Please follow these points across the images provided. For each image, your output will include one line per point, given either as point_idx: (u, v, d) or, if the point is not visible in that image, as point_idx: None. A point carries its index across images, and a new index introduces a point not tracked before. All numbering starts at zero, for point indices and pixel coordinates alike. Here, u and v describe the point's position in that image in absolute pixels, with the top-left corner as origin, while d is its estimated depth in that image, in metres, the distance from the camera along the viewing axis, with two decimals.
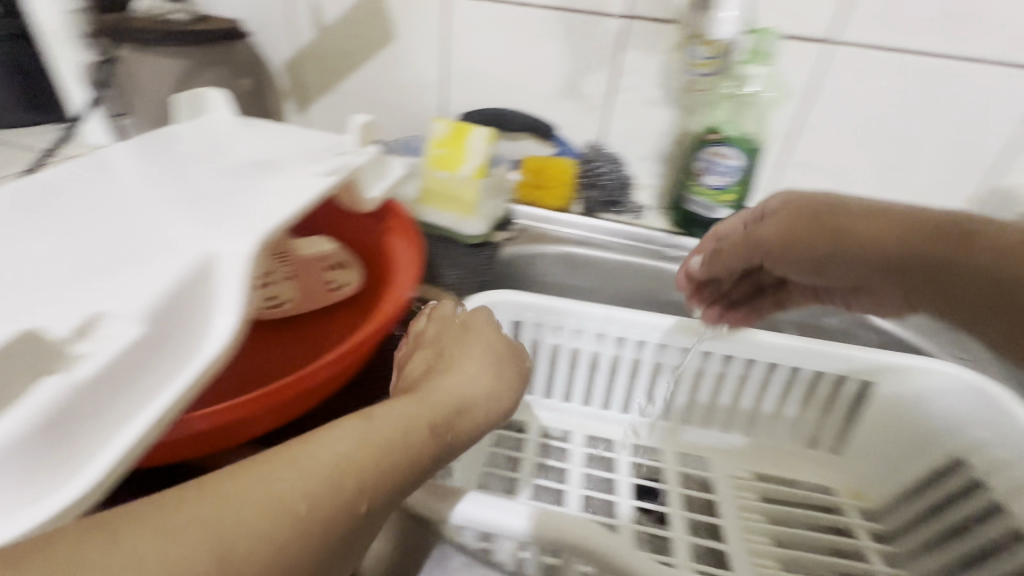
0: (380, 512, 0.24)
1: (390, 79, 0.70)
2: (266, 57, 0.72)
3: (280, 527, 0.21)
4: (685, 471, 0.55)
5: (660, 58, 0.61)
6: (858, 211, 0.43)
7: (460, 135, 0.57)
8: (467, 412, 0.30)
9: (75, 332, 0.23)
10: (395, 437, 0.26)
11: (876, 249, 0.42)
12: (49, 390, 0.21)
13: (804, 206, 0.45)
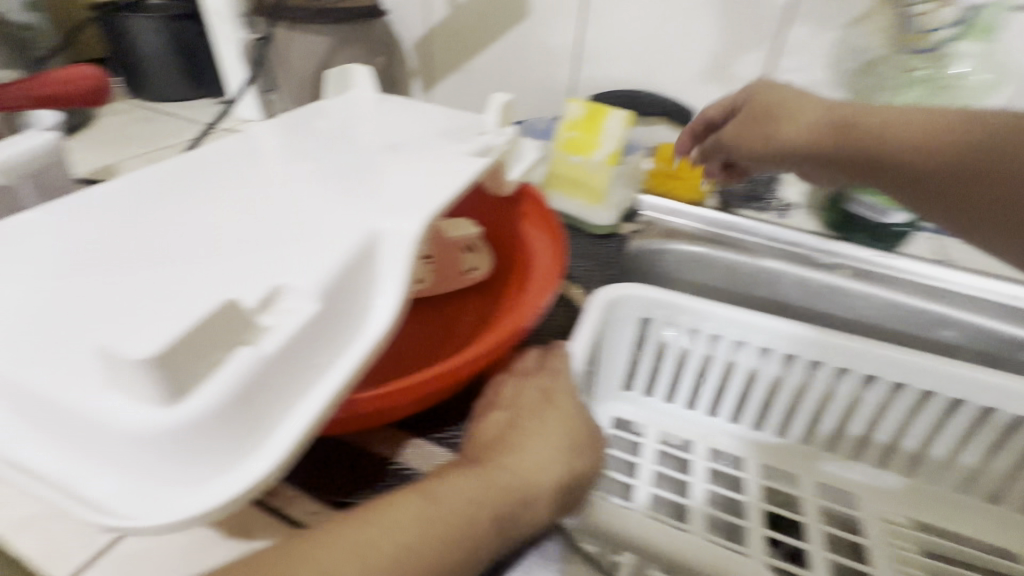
0: None
1: (520, 58, 0.68)
2: (398, 36, 0.73)
3: None
4: (828, 506, 0.48)
5: (833, 36, 0.53)
6: (792, 98, 0.46)
7: (597, 118, 0.53)
8: (525, 517, 0.27)
9: (259, 303, 0.22)
10: (451, 547, 0.24)
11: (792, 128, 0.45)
12: (242, 362, 0.20)
13: (779, 94, 0.47)
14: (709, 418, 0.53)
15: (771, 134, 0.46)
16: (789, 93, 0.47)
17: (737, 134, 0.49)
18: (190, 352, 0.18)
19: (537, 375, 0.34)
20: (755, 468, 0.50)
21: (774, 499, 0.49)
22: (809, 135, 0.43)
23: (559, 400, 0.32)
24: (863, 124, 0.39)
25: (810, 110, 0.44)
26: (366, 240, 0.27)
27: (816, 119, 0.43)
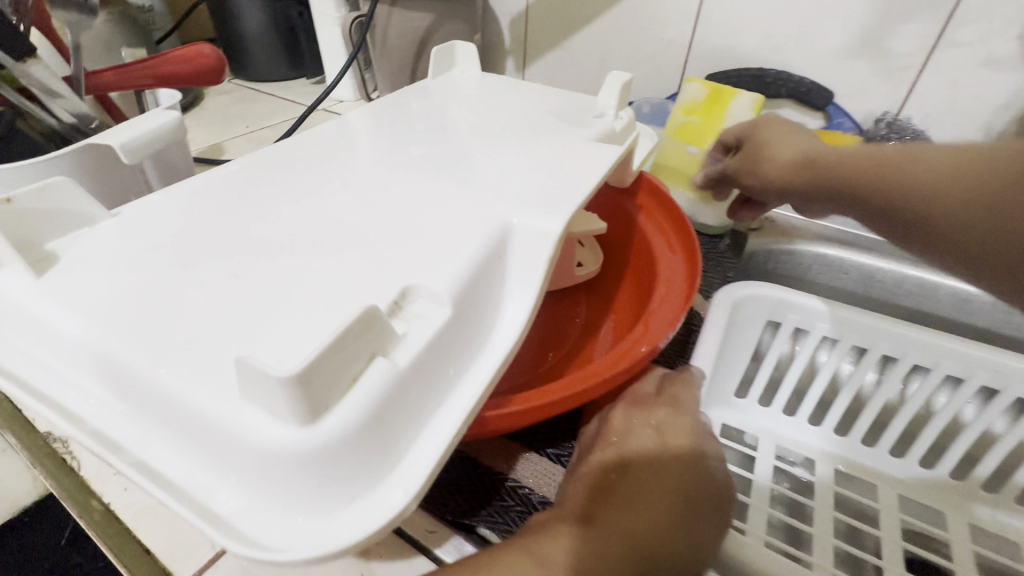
0: None
1: (626, 34, 0.62)
2: (495, 12, 0.70)
3: None
4: (984, 554, 0.40)
5: None
6: (791, 130, 0.38)
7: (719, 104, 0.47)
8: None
9: (390, 307, 0.19)
10: None
11: (761, 164, 0.38)
12: (377, 377, 0.17)
13: (777, 122, 0.39)
14: (838, 439, 0.46)
15: (761, 171, 0.38)
16: (776, 122, 0.39)
17: (736, 165, 0.40)
18: (328, 370, 0.16)
19: (651, 408, 0.30)
20: (891, 498, 0.43)
21: (913, 539, 0.42)
22: (791, 180, 0.36)
23: (677, 440, 0.28)
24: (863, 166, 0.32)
25: (778, 147, 0.37)
26: (499, 234, 0.23)
27: (811, 157, 0.35)
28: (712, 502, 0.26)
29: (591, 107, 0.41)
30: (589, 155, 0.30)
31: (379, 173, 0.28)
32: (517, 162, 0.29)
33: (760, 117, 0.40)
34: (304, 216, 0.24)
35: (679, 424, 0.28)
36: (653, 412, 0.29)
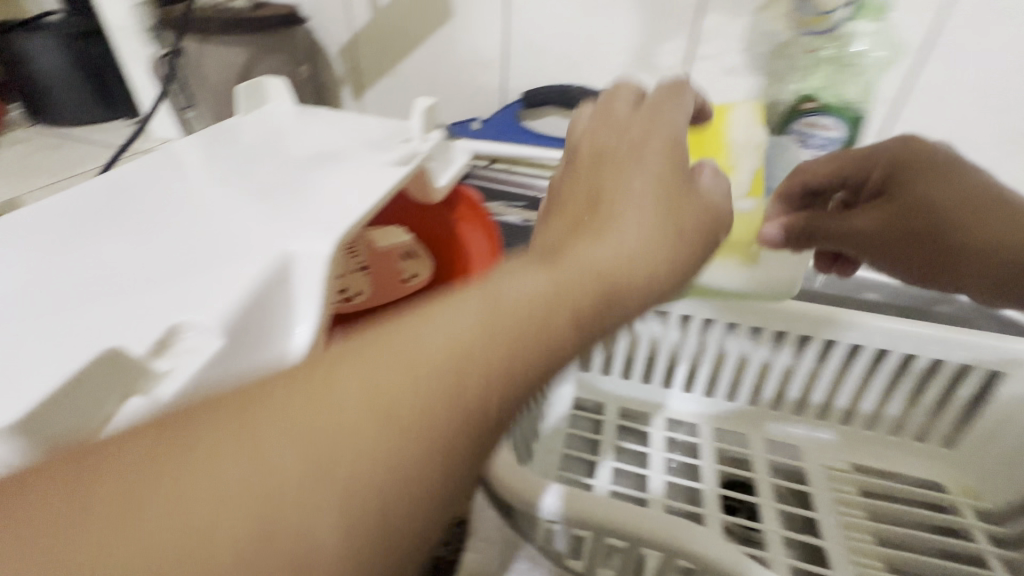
0: (508, 415, 0.19)
1: (448, 59, 0.67)
2: (322, 43, 0.71)
3: (379, 431, 0.16)
4: (775, 461, 0.50)
5: (746, 19, 0.55)
6: (938, 164, 0.44)
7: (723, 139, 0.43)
8: (620, 317, 0.23)
9: (154, 347, 0.20)
10: (534, 349, 0.20)
11: (886, 214, 0.46)
12: (130, 413, 0.19)
13: (924, 156, 0.45)
14: (665, 391, 0.54)
15: (895, 224, 0.46)
16: (924, 162, 0.45)
17: (874, 219, 0.47)
18: (66, 412, 0.18)
19: (625, 125, 0.30)
20: (707, 431, 0.52)
21: (728, 461, 0.51)
22: (936, 210, 0.44)
23: (654, 148, 0.28)
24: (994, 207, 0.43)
25: (933, 196, 0.44)
26: (279, 262, 0.25)
27: (964, 214, 0.43)
28: (693, 210, 0.27)
29: (398, 133, 0.45)
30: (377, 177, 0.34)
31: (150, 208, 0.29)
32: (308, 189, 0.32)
33: (906, 144, 0.45)
34: (75, 271, 0.24)
35: (652, 146, 0.28)
36: (631, 127, 0.30)
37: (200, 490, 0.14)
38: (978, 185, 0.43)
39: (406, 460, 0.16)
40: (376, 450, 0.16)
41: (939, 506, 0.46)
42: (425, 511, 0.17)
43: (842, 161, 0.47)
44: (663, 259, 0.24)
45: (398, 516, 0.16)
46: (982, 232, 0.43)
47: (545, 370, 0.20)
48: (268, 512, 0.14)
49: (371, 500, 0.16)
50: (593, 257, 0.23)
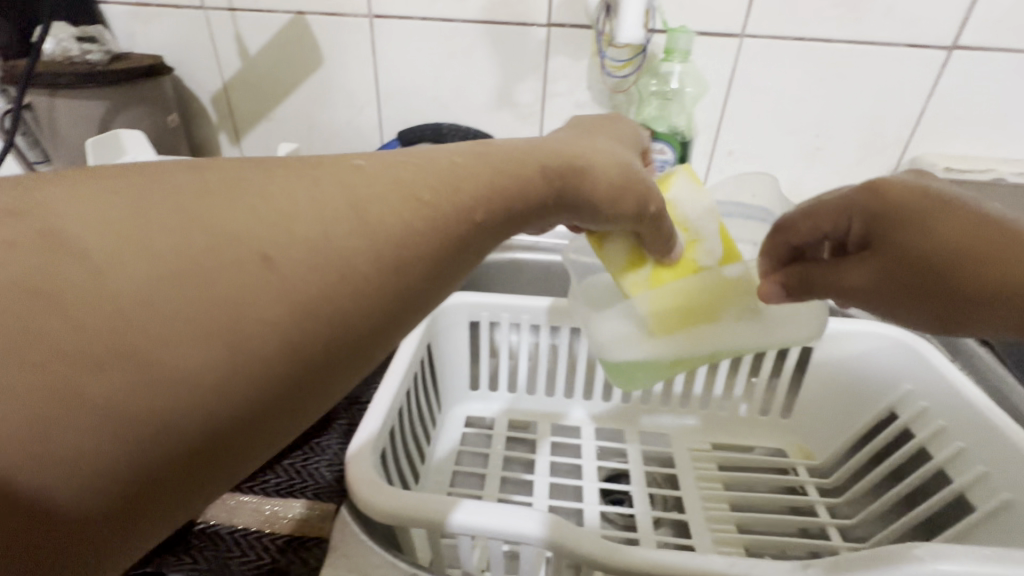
0: (491, 230, 0.24)
1: (324, 102, 0.70)
2: (193, 91, 0.71)
3: (407, 199, 0.21)
4: (647, 450, 0.55)
5: (586, 62, 0.63)
6: (939, 197, 0.32)
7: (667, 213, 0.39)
8: (583, 190, 0.29)
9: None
10: (510, 184, 0.25)
11: (882, 268, 0.34)
12: None
13: (912, 191, 0.33)
14: (548, 399, 0.58)
15: (899, 276, 0.33)
16: (914, 195, 0.33)
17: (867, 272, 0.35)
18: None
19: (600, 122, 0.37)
20: (589, 431, 0.57)
21: (608, 455, 0.56)
22: (959, 251, 0.30)
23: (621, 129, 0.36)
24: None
25: (941, 233, 0.31)
26: None
27: (1001, 251, 0.29)
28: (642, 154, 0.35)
29: None
30: None
31: None
32: None
33: (874, 191, 0.34)
34: None
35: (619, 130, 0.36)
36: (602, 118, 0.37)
37: (283, 202, 0.18)
38: (1006, 216, 0.30)
39: (346, 243, 0.18)
40: (324, 231, 0.18)
41: (783, 469, 0.53)
42: (432, 272, 0.21)
43: (801, 223, 0.39)
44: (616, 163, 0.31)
45: (419, 262, 0.20)
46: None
47: (479, 221, 0.23)
48: (267, 228, 0.17)
49: (400, 239, 0.20)
50: (546, 146, 0.29)
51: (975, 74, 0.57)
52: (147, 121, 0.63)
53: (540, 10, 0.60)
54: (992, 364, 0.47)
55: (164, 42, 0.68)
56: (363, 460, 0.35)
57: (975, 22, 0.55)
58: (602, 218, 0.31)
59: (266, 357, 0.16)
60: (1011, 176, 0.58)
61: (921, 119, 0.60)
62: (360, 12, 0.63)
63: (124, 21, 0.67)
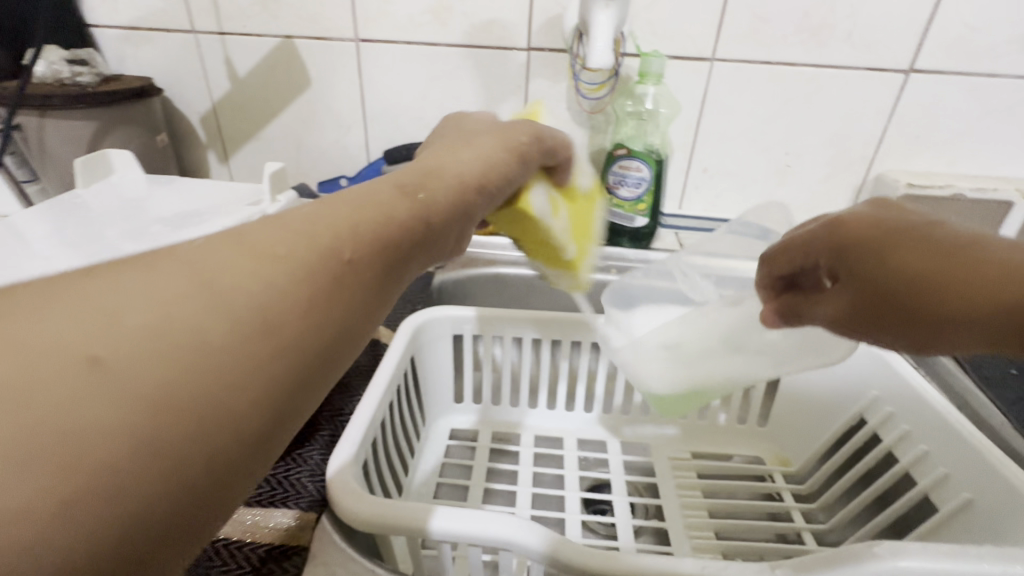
0: (375, 271, 0.21)
1: (311, 123, 0.72)
2: (182, 112, 0.73)
3: (258, 261, 0.18)
4: (629, 459, 0.56)
5: (565, 84, 0.65)
6: (902, 222, 0.30)
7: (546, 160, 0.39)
8: (461, 212, 0.27)
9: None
10: (390, 220, 0.22)
11: (851, 298, 0.32)
12: None
13: (875, 218, 0.32)
14: (531, 410, 0.59)
15: (866, 303, 0.31)
16: (874, 227, 0.31)
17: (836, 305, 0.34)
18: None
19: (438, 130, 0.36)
20: (571, 442, 0.58)
21: (591, 465, 0.56)
22: (910, 277, 0.28)
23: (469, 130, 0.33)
24: (996, 254, 0.26)
25: (897, 260, 0.29)
26: None
27: (947, 273, 0.27)
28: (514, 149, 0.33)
29: (250, 197, 0.50)
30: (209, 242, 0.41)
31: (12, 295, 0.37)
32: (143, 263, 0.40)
33: (835, 223, 0.33)
34: None
35: (475, 130, 0.33)
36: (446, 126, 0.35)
37: (102, 300, 0.15)
38: (959, 235, 0.28)
39: (191, 325, 0.16)
40: (159, 319, 0.15)
41: (760, 477, 0.55)
42: (306, 335, 0.18)
43: (779, 257, 0.38)
44: (486, 175, 0.30)
45: (286, 330, 0.18)
46: (969, 292, 0.26)
47: (348, 263, 0.20)
48: (85, 337, 0.14)
49: (260, 309, 0.17)
50: (412, 175, 0.26)
51: (932, 95, 0.60)
52: (135, 141, 0.64)
53: (520, 35, 0.63)
54: (954, 369, 0.49)
55: (154, 64, 0.69)
56: (344, 468, 0.36)
57: (929, 46, 0.58)
58: (479, 210, 0.29)
59: (111, 482, 0.14)
60: (970, 191, 0.61)
61: (884, 138, 0.64)
62: (346, 37, 0.65)
63: (114, 44, 0.68)
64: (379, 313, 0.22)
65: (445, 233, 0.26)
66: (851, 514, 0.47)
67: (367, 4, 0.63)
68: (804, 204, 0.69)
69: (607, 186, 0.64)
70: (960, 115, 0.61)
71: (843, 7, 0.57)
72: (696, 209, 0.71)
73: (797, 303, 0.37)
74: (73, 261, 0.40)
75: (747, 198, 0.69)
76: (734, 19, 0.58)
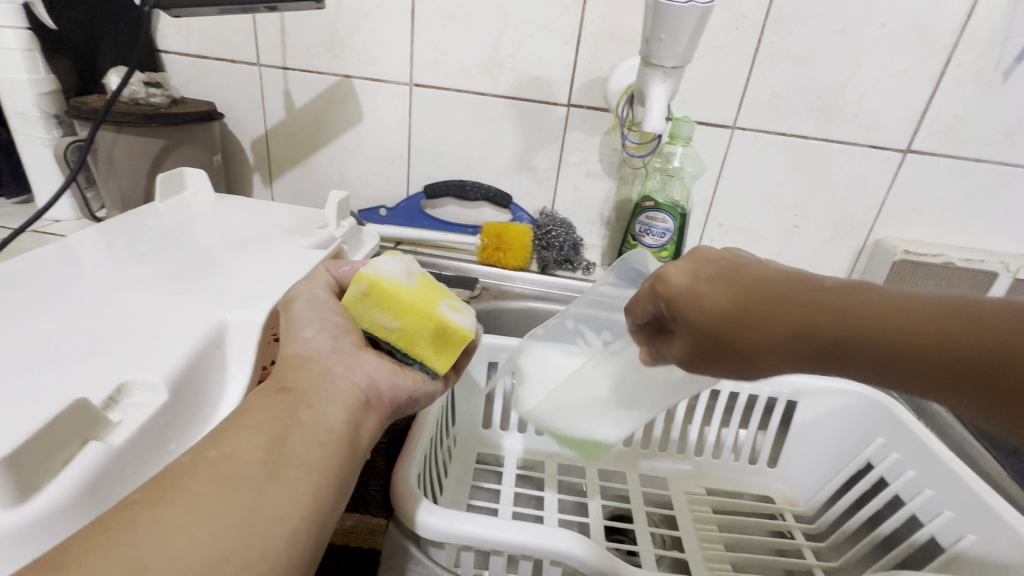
0: (239, 482, 0.25)
1: (358, 154, 0.76)
2: (235, 135, 0.77)
3: (121, 539, 0.22)
4: (647, 491, 0.59)
5: (600, 137, 0.71)
6: (717, 258, 0.33)
7: (412, 287, 0.35)
8: (316, 383, 0.31)
9: (108, 401, 0.26)
10: (237, 439, 0.27)
11: (679, 342, 0.33)
12: (89, 456, 0.24)
13: (696, 266, 0.32)
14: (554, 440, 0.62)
15: (696, 346, 0.32)
16: (721, 262, 0.32)
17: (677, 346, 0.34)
18: (39, 452, 0.23)
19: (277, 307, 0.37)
20: (592, 472, 0.60)
21: (612, 496, 0.59)
22: (721, 312, 0.30)
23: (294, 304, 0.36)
24: (785, 293, 0.29)
25: (706, 294, 0.31)
26: (216, 330, 0.31)
27: (744, 303, 0.30)
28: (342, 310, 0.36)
29: (313, 219, 0.53)
30: (284, 260, 0.42)
31: (81, 293, 0.35)
32: (212, 271, 0.40)
33: (659, 273, 0.34)
34: (30, 350, 0.28)
35: (303, 296, 0.36)
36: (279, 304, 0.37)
37: None
38: (758, 272, 0.31)
39: None
40: None
41: (771, 514, 0.58)
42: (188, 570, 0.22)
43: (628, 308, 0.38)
44: (325, 343, 0.34)
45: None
46: (760, 326, 0.29)
47: (202, 494, 0.24)
48: None
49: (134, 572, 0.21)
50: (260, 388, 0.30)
51: (926, 174, 0.68)
52: (194, 159, 0.67)
53: (562, 92, 0.69)
54: (953, 423, 0.54)
55: (217, 90, 0.74)
56: (408, 479, 0.39)
57: (925, 129, 0.66)
58: (342, 371, 0.33)
59: None
60: (960, 262, 0.68)
61: (883, 208, 0.70)
62: (402, 80, 0.71)
63: (182, 70, 0.73)
64: (285, 491, 0.26)
65: (312, 412, 0.30)
66: (861, 553, 0.50)
67: (425, 54, 0.69)
68: (810, 261, 0.75)
69: (633, 233, 0.69)
70: (950, 193, 0.68)
71: (851, 92, 0.65)
72: None
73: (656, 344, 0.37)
74: (147, 262, 0.41)
75: (756, 252, 0.75)
76: (755, 94, 0.66)
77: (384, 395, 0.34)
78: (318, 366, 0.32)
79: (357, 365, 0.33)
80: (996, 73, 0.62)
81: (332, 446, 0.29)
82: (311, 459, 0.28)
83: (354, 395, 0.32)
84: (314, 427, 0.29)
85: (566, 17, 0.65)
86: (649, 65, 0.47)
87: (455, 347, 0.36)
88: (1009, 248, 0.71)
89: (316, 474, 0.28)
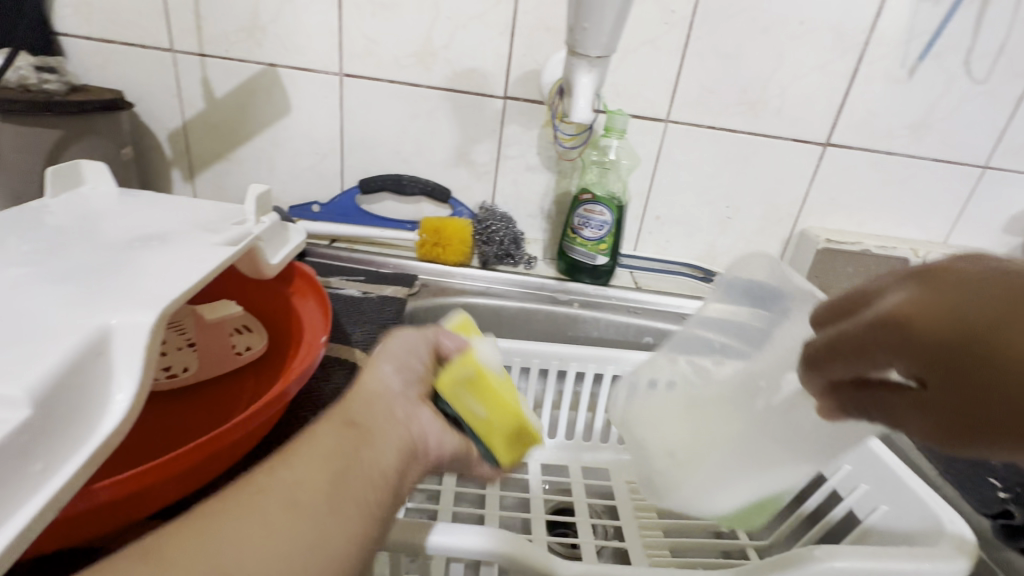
0: (292, 521, 0.25)
1: (287, 147, 0.73)
2: (149, 126, 0.72)
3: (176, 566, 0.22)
4: (590, 483, 0.59)
5: (538, 130, 0.70)
6: (973, 282, 0.24)
7: (509, 382, 0.35)
8: (382, 426, 0.30)
9: None
10: (301, 474, 0.26)
11: (939, 405, 0.24)
12: None
13: (919, 305, 0.25)
14: None
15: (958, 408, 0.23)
16: (956, 294, 0.24)
17: (920, 416, 0.25)
18: None
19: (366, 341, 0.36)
20: (536, 467, 0.60)
21: (555, 490, 0.59)
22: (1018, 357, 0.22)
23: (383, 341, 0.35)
24: None
25: (989, 335, 0.23)
26: (97, 337, 0.28)
27: None
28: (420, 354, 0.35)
29: (231, 215, 0.50)
30: (190, 257, 0.39)
31: None
32: (103, 270, 0.36)
33: (882, 316, 0.25)
34: None
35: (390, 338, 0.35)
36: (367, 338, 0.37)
37: None
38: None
39: None
40: None
41: None
42: None
43: (824, 361, 0.29)
44: (396, 386, 0.33)
45: None
46: None
47: (258, 529, 0.24)
48: None
49: None
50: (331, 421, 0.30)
51: (844, 166, 0.71)
52: (99, 152, 0.62)
53: (498, 84, 0.68)
54: None
55: (126, 78, 0.69)
56: None
57: (841, 123, 0.69)
58: (408, 419, 0.32)
59: None
60: (875, 249, 0.72)
61: (807, 198, 0.74)
62: (331, 70, 0.68)
63: (84, 54, 0.67)
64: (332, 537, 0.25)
65: (375, 456, 0.29)
66: (789, 529, 0.52)
67: (354, 43, 0.66)
68: (742, 250, 0.77)
69: (573, 226, 0.69)
70: (865, 184, 0.73)
71: (775, 87, 0.67)
72: (647, 251, 0.78)
73: (873, 403, 0.27)
74: (28, 262, 0.37)
75: (692, 243, 0.77)
76: (686, 88, 0.67)
77: (433, 452, 0.32)
78: (384, 406, 0.31)
79: (415, 414, 0.32)
80: (902, 72, 0.66)
81: (381, 494, 0.28)
82: (361, 505, 0.27)
83: (411, 446, 0.31)
84: (369, 470, 0.28)
85: (499, 8, 0.64)
86: (574, 54, 0.47)
87: (524, 448, 0.36)
88: (917, 235, 0.76)
89: (365, 522, 0.27)
